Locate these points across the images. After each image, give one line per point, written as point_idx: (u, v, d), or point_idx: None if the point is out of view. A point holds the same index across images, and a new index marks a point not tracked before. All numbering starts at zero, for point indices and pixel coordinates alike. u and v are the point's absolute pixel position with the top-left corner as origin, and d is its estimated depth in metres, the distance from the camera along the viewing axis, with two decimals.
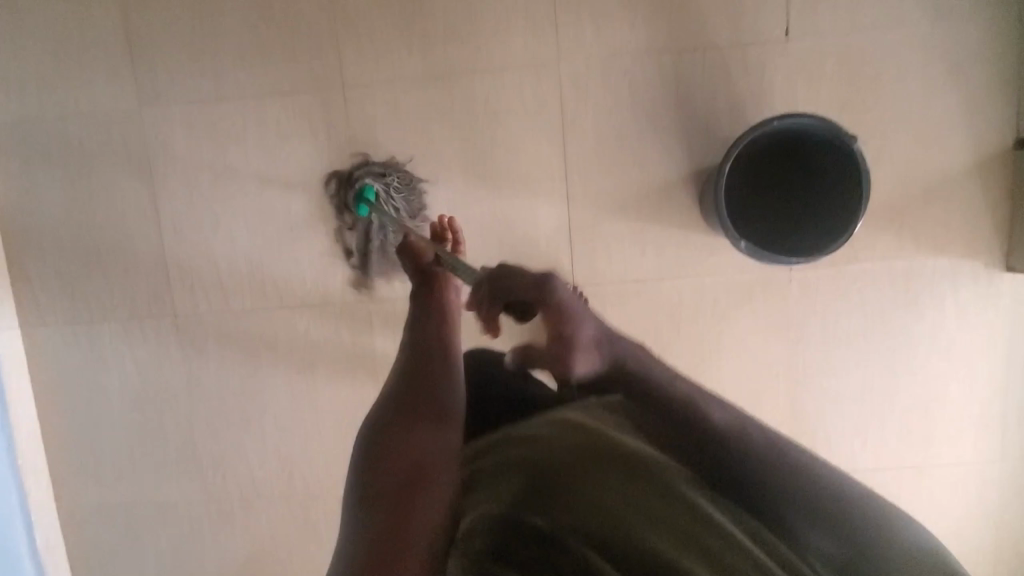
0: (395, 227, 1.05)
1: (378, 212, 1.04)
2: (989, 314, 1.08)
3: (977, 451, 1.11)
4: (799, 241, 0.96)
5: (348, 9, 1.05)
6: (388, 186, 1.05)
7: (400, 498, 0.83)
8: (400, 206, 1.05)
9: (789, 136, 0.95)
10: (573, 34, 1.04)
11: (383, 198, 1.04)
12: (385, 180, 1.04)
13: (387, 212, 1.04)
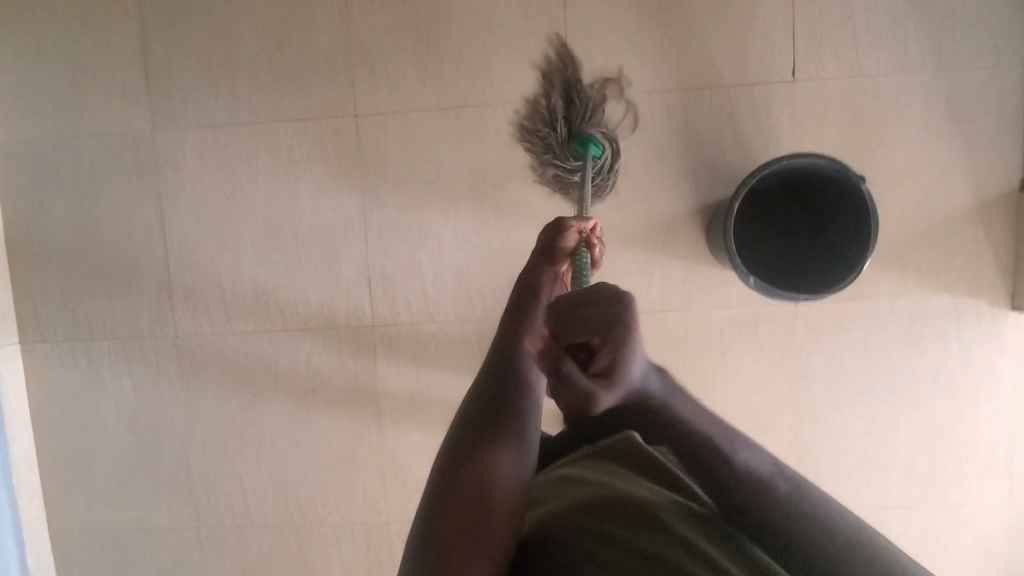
0: (548, 141, 0.94)
1: (572, 146, 0.93)
2: (995, 352, 1.00)
3: (986, 493, 1.02)
4: (804, 287, 0.84)
5: (358, 32, 1.00)
6: (565, 167, 0.94)
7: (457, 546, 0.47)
8: (556, 158, 0.94)
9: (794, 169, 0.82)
10: (584, 65, 0.98)
11: (571, 157, 0.93)
12: (569, 172, 0.94)
13: (562, 150, 0.93)
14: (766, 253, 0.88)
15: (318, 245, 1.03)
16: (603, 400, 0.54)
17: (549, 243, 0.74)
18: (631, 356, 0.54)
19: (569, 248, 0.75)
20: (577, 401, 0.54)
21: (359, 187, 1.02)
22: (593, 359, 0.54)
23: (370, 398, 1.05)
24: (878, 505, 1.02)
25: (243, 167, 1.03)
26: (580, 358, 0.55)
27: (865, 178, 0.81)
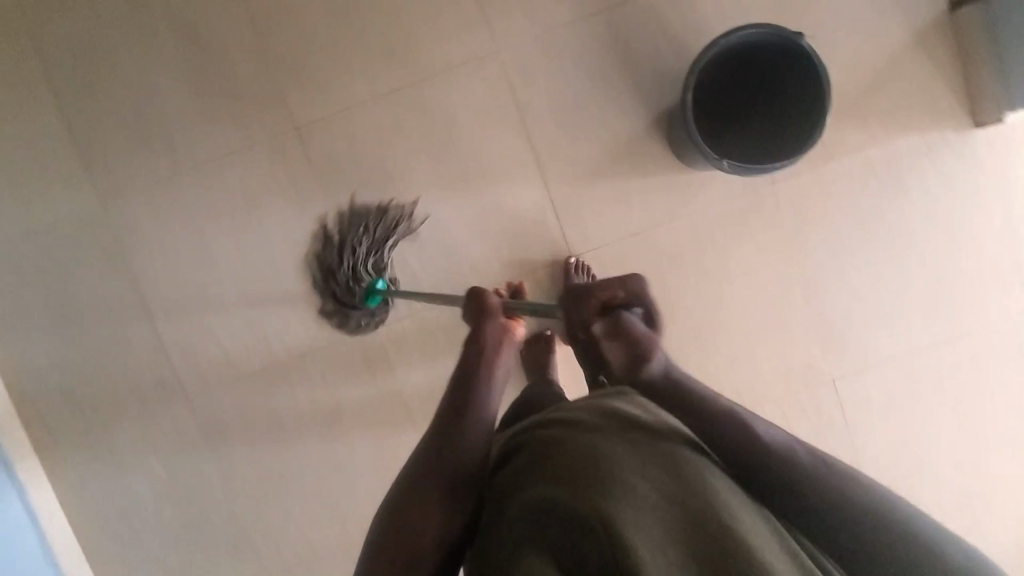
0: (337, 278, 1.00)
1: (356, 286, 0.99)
2: (974, 173, 1.01)
3: (1005, 308, 1.03)
4: (770, 155, 0.86)
5: (276, 49, 0.98)
6: (349, 306, 1.01)
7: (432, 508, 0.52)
8: (340, 297, 1.01)
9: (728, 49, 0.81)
10: (503, 16, 0.98)
11: (357, 297, 1.00)
12: (357, 310, 1.01)
13: (347, 291, 1.00)
14: (728, 131, 0.89)
15: (299, 267, 1.02)
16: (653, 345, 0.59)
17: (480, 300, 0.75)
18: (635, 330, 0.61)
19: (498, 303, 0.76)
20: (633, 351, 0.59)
21: (323, 199, 1.01)
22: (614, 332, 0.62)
23: (396, 398, 1.05)
24: (910, 351, 1.03)
25: (203, 215, 1.01)
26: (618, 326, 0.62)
27: (798, 32, 0.79)
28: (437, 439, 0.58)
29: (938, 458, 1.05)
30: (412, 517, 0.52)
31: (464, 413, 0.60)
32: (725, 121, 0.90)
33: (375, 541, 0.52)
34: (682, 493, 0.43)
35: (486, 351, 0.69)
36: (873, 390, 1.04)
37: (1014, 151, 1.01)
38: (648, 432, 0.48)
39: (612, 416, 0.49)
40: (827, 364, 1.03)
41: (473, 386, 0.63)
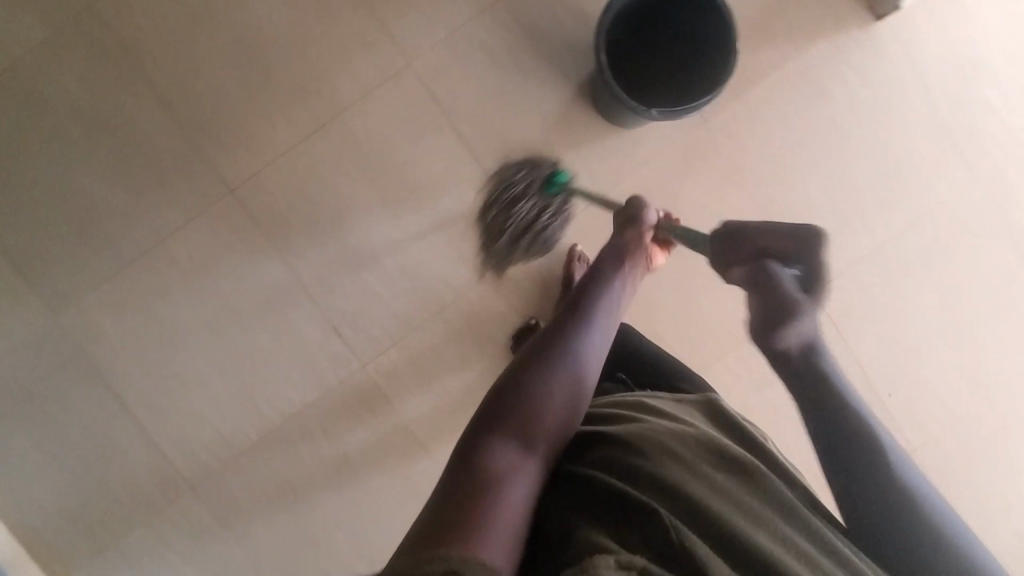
0: (535, 203, 0.97)
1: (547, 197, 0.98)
2: (889, 64, 1.04)
3: (952, 182, 1.07)
4: (688, 92, 0.88)
5: (191, 118, 0.97)
6: (551, 216, 0.99)
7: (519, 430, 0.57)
8: (548, 211, 0.98)
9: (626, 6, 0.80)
10: (405, 29, 0.98)
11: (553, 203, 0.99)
12: (561, 209, 1.00)
13: (545, 205, 0.98)
14: (646, 75, 0.90)
15: (271, 327, 1.01)
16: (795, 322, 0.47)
17: (638, 209, 0.79)
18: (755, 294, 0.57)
19: (654, 224, 0.80)
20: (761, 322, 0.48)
21: (277, 253, 0.99)
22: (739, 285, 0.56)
23: (401, 430, 1.03)
24: (875, 245, 1.07)
25: (161, 300, 0.99)
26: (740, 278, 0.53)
27: None
28: (572, 328, 0.67)
29: (926, 338, 1.09)
30: (546, 377, 0.61)
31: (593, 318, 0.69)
32: (641, 66, 0.91)
33: (498, 393, 0.60)
34: (740, 511, 0.52)
35: (626, 266, 0.77)
36: (850, 292, 1.07)
37: (918, 34, 1.05)
38: (721, 459, 0.57)
39: (692, 439, 0.59)
40: None
41: (604, 300, 0.72)
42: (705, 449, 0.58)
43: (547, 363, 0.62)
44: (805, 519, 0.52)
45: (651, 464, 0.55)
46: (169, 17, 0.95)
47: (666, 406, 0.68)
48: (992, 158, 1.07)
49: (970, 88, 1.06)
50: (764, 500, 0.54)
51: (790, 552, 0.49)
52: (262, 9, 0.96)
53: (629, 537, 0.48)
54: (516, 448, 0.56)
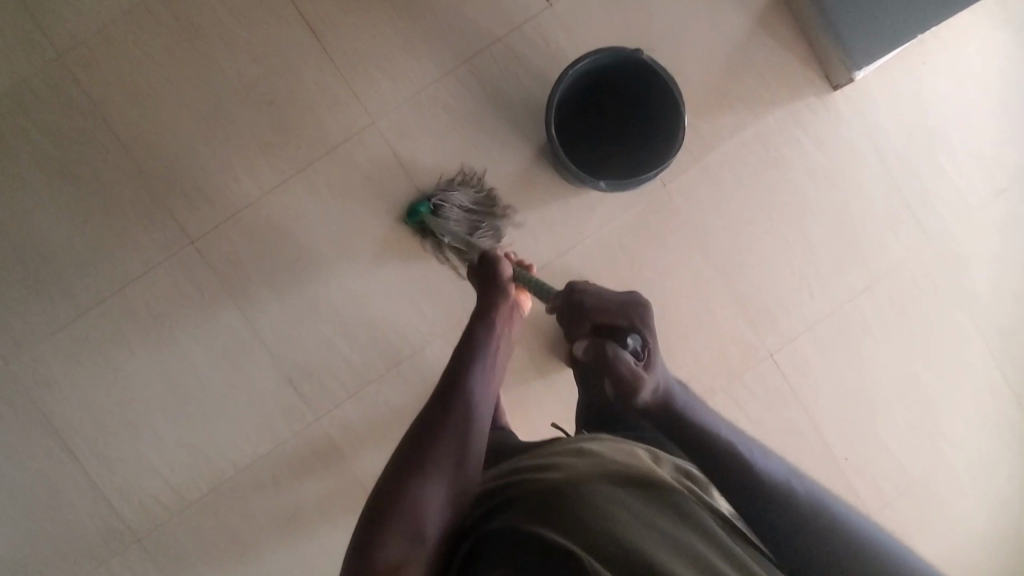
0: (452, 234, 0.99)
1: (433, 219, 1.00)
2: (844, 131, 1.07)
3: (906, 247, 1.09)
4: (633, 165, 0.91)
5: (156, 168, 0.98)
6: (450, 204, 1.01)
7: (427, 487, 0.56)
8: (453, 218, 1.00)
9: (577, 79, 0.84)
10: (370, 88, 1.00)
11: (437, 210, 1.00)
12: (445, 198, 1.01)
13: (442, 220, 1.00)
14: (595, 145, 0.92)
15: (225, 378, 1.00)
16: (643, 380, 0.67)
17: (492, 266, 0.82)
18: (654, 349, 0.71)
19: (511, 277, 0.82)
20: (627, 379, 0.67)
21: (235, 303, 0.99)
22: (638, 350, 0.70)
23: (354, 484, 1.02)
24: (833, 308, 1.08)
25: (116, 347, 0.98)
26: (631, 344, 0.70)
27: (634, 49, 0.83)
28: (452, 407, 0.63)
29: (880, 399, 1.10)
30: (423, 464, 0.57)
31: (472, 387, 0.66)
32: (588, 136, 0.93)
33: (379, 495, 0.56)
34: (671, 552, 0.46)
35: (494, 329, 0.77)
36: (808, 353, 1.08)
37: (874, 103, 1.07)
38: (652, 489, 0.51)
39: (632, 484, 0.51)
40: (759, 341, 1.07)
41: (478, 367, 0.69)
42: (635, 482, 0.52)
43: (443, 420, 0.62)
44: (735, 551, 0.49)
45: (584, 514, 0.47)
46: (137, 73, 0.97)
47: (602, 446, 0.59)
48: (943, 224, 1.09)
49: (922, 156, 1.08)
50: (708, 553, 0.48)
51: None
52: (229, 67, 0.98)
53: None
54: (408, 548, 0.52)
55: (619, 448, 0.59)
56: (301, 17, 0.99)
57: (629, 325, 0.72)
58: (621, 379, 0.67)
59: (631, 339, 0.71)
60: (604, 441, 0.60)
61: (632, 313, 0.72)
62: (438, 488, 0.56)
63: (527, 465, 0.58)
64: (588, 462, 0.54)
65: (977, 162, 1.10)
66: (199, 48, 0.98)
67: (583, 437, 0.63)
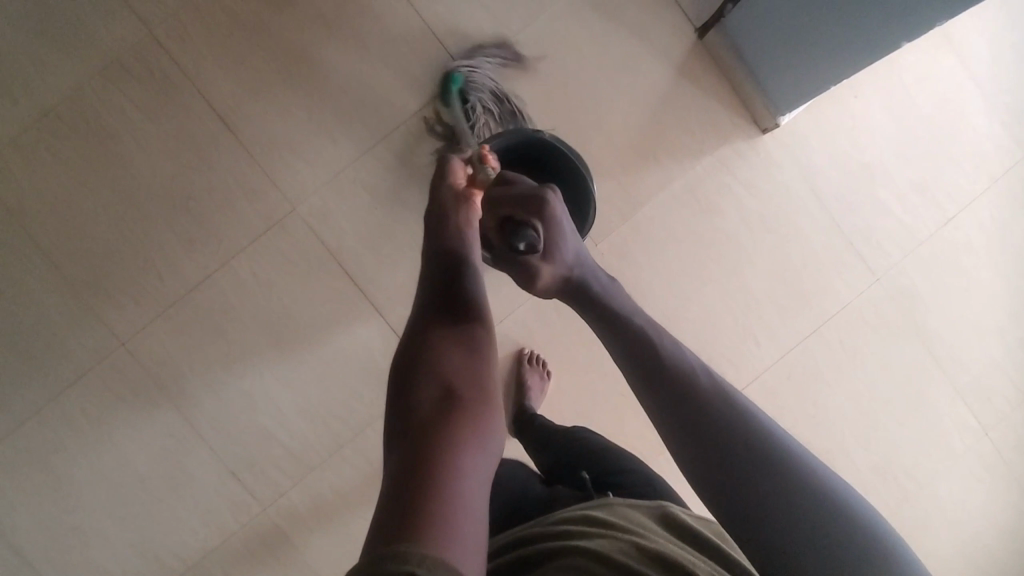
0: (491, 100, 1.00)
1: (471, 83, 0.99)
2: (777, 173, 1.04)
3: (851, 285, 1.06)
4: None
5: (79, 272, 0.98)
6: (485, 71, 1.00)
7: (445, 415, 0.50)
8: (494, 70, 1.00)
9: None
10: (288, 173, 0.99)
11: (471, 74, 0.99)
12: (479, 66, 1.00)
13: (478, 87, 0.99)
14: None
15: (168, 475, 1.00)
16: (539, 269, 0.63)
17: (444, 172, 0.77)
18: (557, 226, 0.64)
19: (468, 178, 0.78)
20: (521, 273, 0.64)
21: (170, 400, 0.99)
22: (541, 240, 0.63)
23: (305, 570, 1.02)
24: (781, 353, 1.05)
25: (56, 454, 0.98)
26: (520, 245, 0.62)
27: (536, 130, 0.86)
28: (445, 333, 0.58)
29: (839, 442, 1.07)
30: (425, 355, 0.56)
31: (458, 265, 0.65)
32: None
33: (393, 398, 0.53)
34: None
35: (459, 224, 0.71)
36: (759, 403, 1.05)
37: (807, 142, 1.05)
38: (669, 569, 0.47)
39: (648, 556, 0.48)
40: None
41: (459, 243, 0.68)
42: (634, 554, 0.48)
43: (437, 347, 0.56)
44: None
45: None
46: (53, 180, 0.97)
47: (612, 515, 0.56)
48: (890, 258, 1.06)
49: (863, 192, 1.06)
50: None
51: None
52: (144, 165, 0.98)
53: None
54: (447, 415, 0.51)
55: (624, 515, 0.56)
56: (212, 108, 0.98)
57: (527, 218, 0.63)
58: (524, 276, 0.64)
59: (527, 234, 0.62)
60: (617, 510, 0.57)
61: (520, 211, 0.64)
62: (448, 368, 0.55)
63: (545, 534, 0.54)
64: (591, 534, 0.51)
65: (921, 192, 1.06)
66: (113, 149, 0.97)
67: (590, 505, 0.60)
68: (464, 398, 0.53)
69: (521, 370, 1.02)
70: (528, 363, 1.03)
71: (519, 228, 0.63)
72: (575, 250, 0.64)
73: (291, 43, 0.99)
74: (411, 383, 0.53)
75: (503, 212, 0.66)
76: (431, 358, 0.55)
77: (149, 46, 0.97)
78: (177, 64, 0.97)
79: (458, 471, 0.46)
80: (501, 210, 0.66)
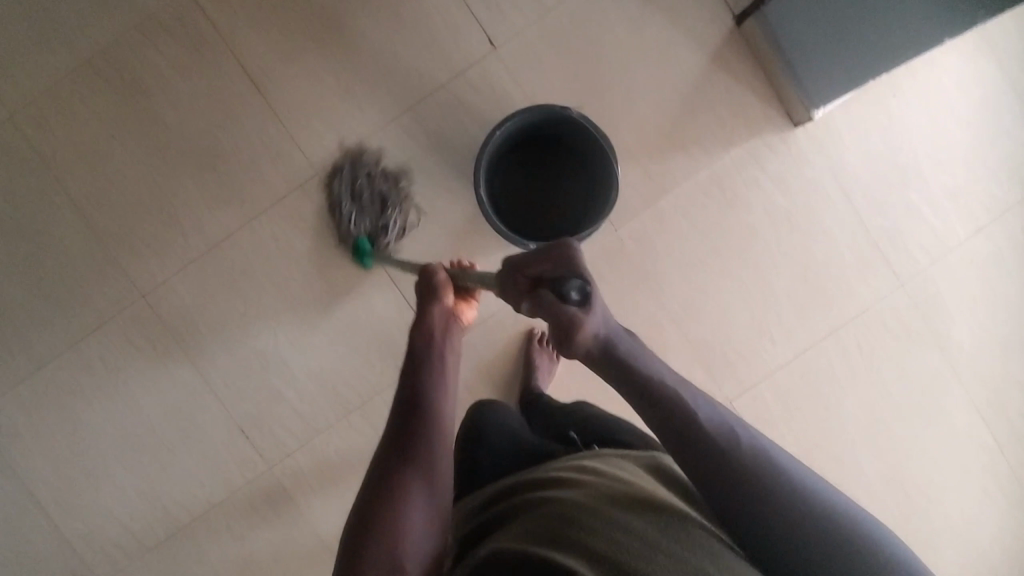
0: (381, 201, 0.99)
1: (362, 228, 1.00)
2: (806, 169, 1.02)
3: (874, 289, 1.04)
4: (571, 221, 0.91)
5: (106, 224, 0.99)
6: (347, 206, 0.99)
7: None
8: (345, 198, 0.99)
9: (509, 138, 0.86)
10: (314, 138, 1.00)
11: (356, 226, 0.99)
12: (340, 213, 0.99)
13: (364, 222, 0.99)
14: (535, 200, 0.92)
15: (179, 428, 1.02)
16: (584, 328, 0.50)
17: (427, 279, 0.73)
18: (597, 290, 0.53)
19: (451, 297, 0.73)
20: (560, 328, 0.51)
21: (186, 355, 1.01)
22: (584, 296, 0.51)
23: (306, 531, 1.03)
24: (796, 352, 1.04)
25: (74, 400, 1.01)
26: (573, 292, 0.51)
27: (566, 107, 0.85)
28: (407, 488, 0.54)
29: (849, 447, 1.05)
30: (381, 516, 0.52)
31: (428, 396, 0.62)
32: (523, 173, 0.93)
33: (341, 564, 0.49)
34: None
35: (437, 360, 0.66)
36: (770, 403, 1.04)
37: (840, 141, 1.02)
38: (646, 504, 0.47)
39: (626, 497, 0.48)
40: (717, 387, 1.04)
41: (434, 371, 0.65)
42: (623, 501, 0.47)
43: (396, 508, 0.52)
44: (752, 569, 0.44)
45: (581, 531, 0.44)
46: (87, 131, 0.99)
47: (602, 463, 0.56)
48: (917, 265, 1.04)
49: (894, 195, 1.03)
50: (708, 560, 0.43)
51: None
52: (175, 123, 0.99)
53: None
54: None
55: (615, 465, 0.56)
56: (245, 70, 0.99)
57: (568, 270, 0.52)
58: (559, 334, 0.51)
59: (571, 284, 0.51)
60: (609, 458, 0.58)
61: (564, 264, 0.52)
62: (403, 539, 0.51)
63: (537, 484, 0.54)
64: (581, 485, 0.51)
65: (954, 199, 1.04)
66: (146, 105, 0.99)
67: (580, 458, 0.59)
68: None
69: (531, 349, 1.02)
70: (538, 343, 1.03)
71: (557, 279, 0.52)
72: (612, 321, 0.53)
73: (326, 9, 0.99)
74: (361, 544, 0.50)
75: (535, 265, 0.55)
76: (388, 523, 0.51)
77: (187, 4, 0.98)
78: (213, 24, 0.98)
79: None
80: (533, 266, 0.55)
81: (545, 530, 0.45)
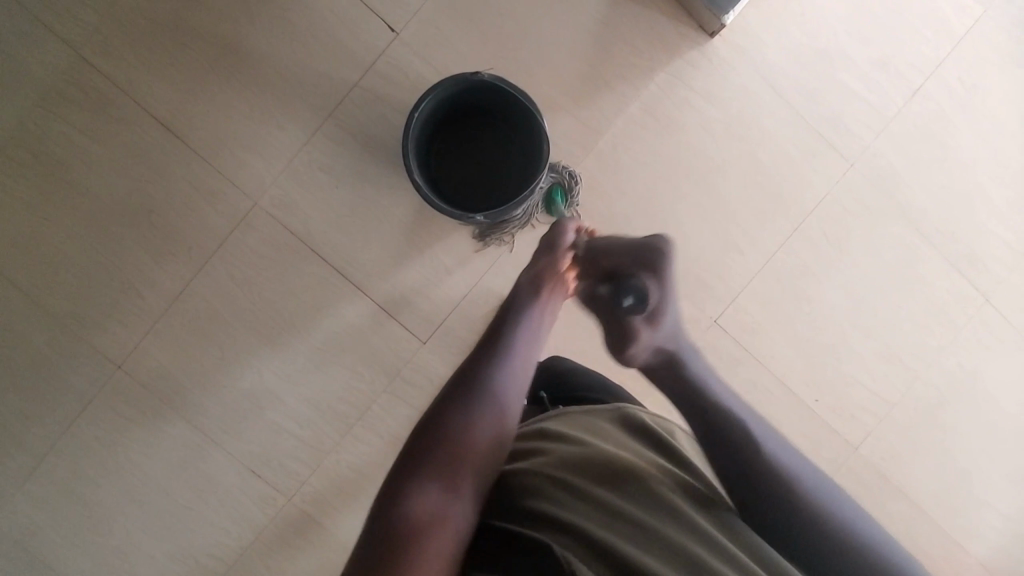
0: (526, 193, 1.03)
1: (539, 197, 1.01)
2: (732, 76, 1.02)
3: (826, 177, 1.04)
4: (513, 184, 0.91)
5: (62, 307, 0.99)
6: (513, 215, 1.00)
7: (451, 468, 0.55)
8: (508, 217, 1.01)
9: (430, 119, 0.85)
10: (243, 169, 0.99)
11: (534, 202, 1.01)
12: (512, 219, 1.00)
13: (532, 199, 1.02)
14: (473, 174, 0.92)
15: (191, 484, 1.02)
16: (636, 331, 0.71)
17: (557, 235, 0.78)
18: (663, 305, 0.72)
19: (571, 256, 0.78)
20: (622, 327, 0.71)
21: (177, 412, 1.01)
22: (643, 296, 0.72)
23: (339, 549, 1.05)
24: (766, 258, 1.04)
25: (80, 483, 1.01)
26: (627, 302, 0.72)
27: (478, 72, 0.83)
28: (481, 388, 0.62)
29: (840, 335, 1.06)
30: (458, 403, 0.60)
31: (515, 343, 0.68)
32: (456, 147, 0.92)
33: (415, 432, 0.58)
34: (619, 530, 0.53)
35: (540, 305, 0.73)
36: (754, 313, 1.05)
37: (759, 40, 1.02)
38: (603, 473, 0.59)
39: (586, 463, 0.60)
40: (698, 310, 1.04)
41: (521, 321, 0.70)
42: (586, 471, 0.60)
43: (469, 395, 0.61)
44: (685, 514, 0.55)
45: (553, 503, 0.55)
46: (16, 220, 0.97)
47: (564, 428, 0.69)
48: (862, 141, 1.04)
49: (825, 79, 1.03)
50: (656, 510, 0.56)
51: (671, 560, 0.51)
52: (102, 189, 0.98)
53: (511, 558, 0.51)
54: (447, 482, 0.55)
55: (582, 425, 0.69)
56: (156, 119, 0.97)
57: (635, 271, 0.73)
58: (622, 340, 0.71)
59: (638, 286, 0.72)
60: (566, 420, 0.70)
61: (613, 258, 0.75)
62: (478, 421, 0.59)
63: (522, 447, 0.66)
64: (552, 450, 0.63)
65: (884, 68, 1.03)
66: (69, 179, 0.97)
67: (548, 417, 0.73)
68: (476, 458, 0.57)
69: None
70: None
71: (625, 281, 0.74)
72: (670, 328, 0.72)
73: (219, 37, 0.97)
74: (433, 418, 0.59)
75: (608, 262, 0.75)
76: (459, 407, 0.59)
77: (80, 68, 0.96)
78: (112, 81, 0.96)
79: (443, 523, 0.52)
80: (608, 263, 0.75)
81: (521, 500, 0.57)
